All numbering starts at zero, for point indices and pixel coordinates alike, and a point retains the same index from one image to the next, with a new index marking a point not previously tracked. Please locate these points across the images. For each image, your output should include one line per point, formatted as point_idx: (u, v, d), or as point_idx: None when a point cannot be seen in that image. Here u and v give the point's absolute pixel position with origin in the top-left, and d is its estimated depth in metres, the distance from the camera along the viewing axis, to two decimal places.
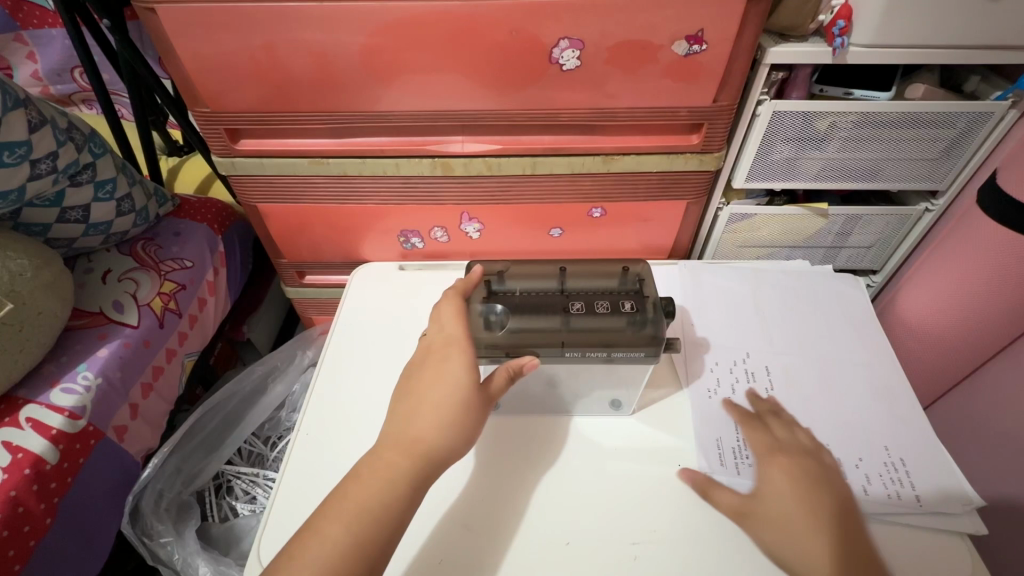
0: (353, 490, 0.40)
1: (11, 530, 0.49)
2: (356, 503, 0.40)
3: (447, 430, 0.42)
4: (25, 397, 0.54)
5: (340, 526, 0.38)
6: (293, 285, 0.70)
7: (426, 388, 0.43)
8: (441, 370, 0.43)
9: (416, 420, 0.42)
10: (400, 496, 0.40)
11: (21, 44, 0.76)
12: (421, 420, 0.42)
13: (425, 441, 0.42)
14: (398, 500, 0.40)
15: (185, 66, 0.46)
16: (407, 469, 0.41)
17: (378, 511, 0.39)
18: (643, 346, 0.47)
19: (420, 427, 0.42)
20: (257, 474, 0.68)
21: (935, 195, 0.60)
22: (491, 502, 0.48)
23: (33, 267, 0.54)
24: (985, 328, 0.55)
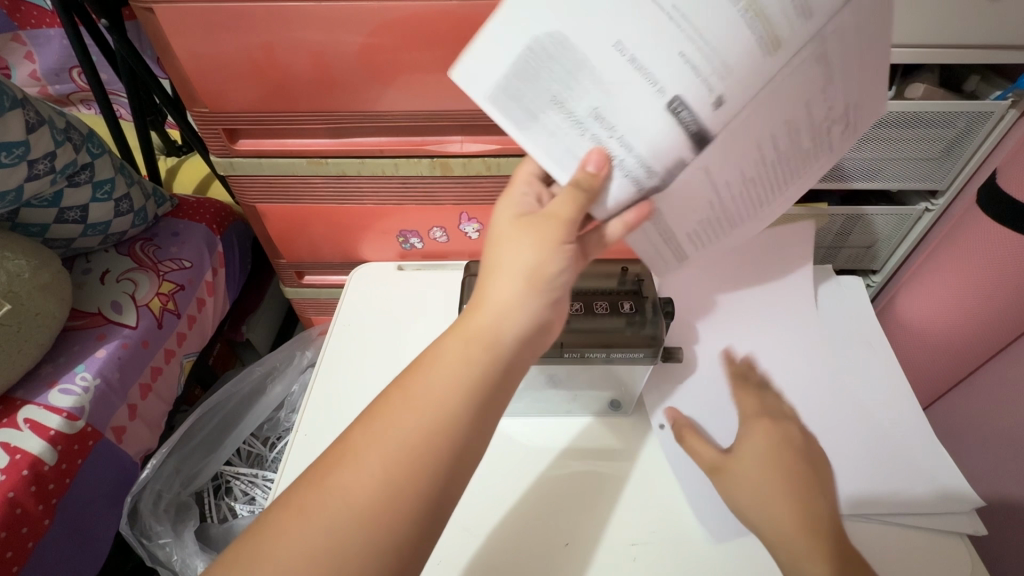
0: (413, 386, 0.34)
1: (10, 531, 0.50)
2: (421, 415, 0.32)
3: (525, 287, 0.35)
4: (23, 397, 0.55)
5: (407, 426, 0.32)
6: (293, 285, 0.70)
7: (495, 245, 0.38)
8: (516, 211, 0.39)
9: (492, 287, 0.36)
10: (471, 407, 0.33)
11: (20, 43, 0.75)
12: (497, 283, 0.36)
13: (497, 316, 0.35)
14: (472, 392, 0.33)
15: (183, 66, 0.46)
16: (480, 353, 0.34)
17: (451, 405, 0.33)
18: (563, 187, 0.35)
19: (493, 293, 0.35)
20: (256, 474, 0.68)
21: (935, 195, 0.59)
22: (488, 501, 0.48)
23: (30, 268, 0.54)
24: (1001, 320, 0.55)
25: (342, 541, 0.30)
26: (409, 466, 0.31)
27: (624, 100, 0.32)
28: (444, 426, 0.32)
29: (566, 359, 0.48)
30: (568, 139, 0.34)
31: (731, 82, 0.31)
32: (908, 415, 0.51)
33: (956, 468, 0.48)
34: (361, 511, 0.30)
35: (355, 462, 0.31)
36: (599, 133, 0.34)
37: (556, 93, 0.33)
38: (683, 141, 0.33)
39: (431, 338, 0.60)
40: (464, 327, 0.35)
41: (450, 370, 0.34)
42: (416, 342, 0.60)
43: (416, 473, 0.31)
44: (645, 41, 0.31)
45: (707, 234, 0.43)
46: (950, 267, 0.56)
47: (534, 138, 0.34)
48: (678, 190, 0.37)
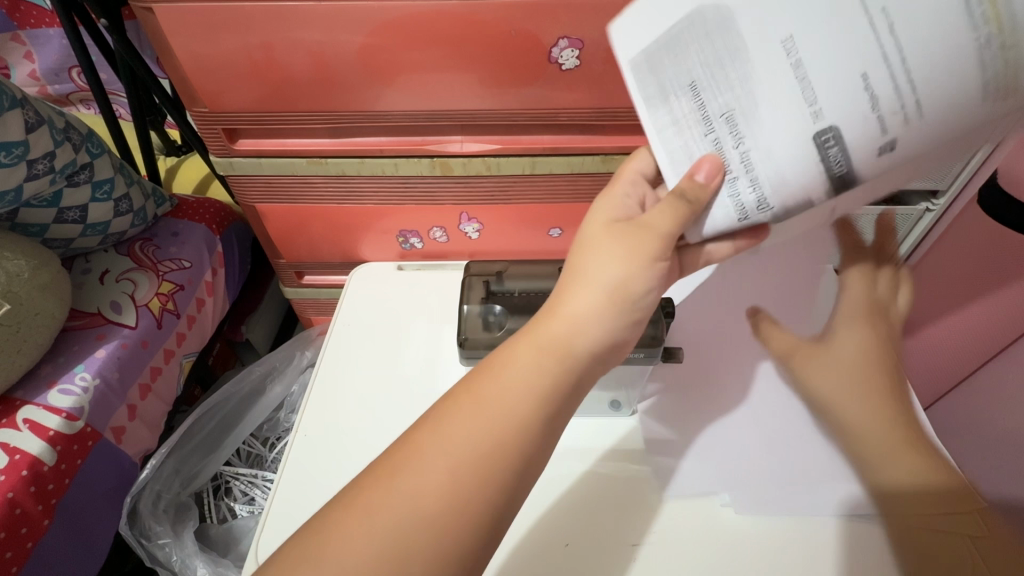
0: (484, 390, 0.33)
1: (10, 531, 0.50)
2: (494, 423, 0.32)
3: (604, 297, 0.35)
4: (23, 397, 0.54)
5: (477, 433, 0.32)
6: (293, 285, 0.70)
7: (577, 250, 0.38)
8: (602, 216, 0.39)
9: (573, 296, 0.36)
10: (540, 420, 0.33)
11: (19, 43, 0.75)
12: (578, 292, 0.35)
13: (577, 326, 0.35)
14: (547, 401, 0.34)
15: (182, 65, 0.46)
16: (558, 364, 0.34)
17: (524, 415, 0.33)
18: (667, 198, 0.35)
19: (574, 303, 0.35)
20: (255, 474, 0.68)
21: (937, 194, 0.55)
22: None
23: (30, 267, 0.54)
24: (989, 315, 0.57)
25: (409, 543, 0.29)
26: (485, 475, 0.31)
27: (766, 114, 0.30)
28: (520, 434, 0.32)
29: None
30: (688, 137, 0.33)
31: (911, 131, 0.28)
32: None
33: None
34: (429, 515, 0.30)
35: (425, 462, 0.31)
36: (725, 140, 0.32)
37: (696, 80, 0.31)
38: (819, 175, 0.30)
39: (430, 337, 0.60)
40: (540, 332, 0.35)
41: (527, 375, 0.34)
42: (416, 342, 0.60)
43: (489, 481, 0.31)
44: (828, 51, 0.27)
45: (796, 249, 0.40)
46: None
47: (654, 121, 0.33)
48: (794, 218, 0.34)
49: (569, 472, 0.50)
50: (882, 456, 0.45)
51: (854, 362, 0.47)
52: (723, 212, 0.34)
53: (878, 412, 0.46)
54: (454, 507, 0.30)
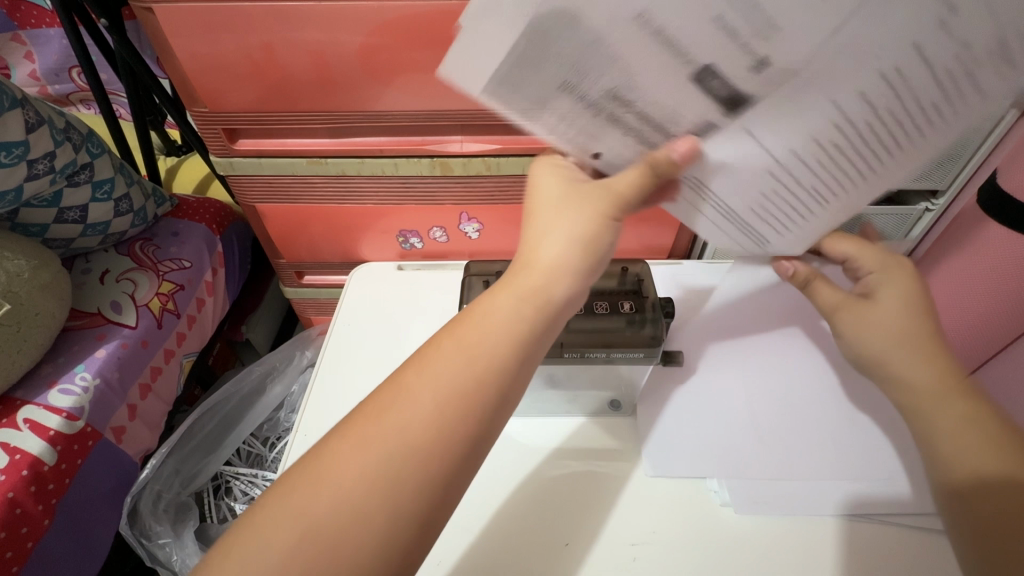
0: (465, 331, 0.32)
1: (10, 531, 0.50)
2: (473, 360, 0.31)
3: (574, 246, 0.34)
4: (23, 398, 0.54)
5: (456, 372, 0.30)
6: (293, 285, 0.70)
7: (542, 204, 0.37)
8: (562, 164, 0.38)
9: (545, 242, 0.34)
10: (517, 354, 0.32)
11: (20, 43, 0.75)
12: (549, 240, 0.34)
13: (547, 273, 0.33)
14: (524, 342, 0.32)
15: (181, 65, 0.46)
16: (534, 307, 0.33)
17: (501, 353, 0.31)
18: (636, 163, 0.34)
19: (546, 250, 0.34)
20: (255, 474, 0.67)
21: (935, 195, 0.59)
22: (489, 496, 0.48)
23: (30, 268, 0.54)
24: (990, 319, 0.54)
25: (388, 480, 0.28)
26: (463, 411, 0.30)
27: (643, 81, 0.30)
28: (492, 376, 0.31)
29: (566, 359, 0.48)
30: (587, 126, 0.34)
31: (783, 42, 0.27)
32: None
33: None
34: (411, 451, 0.28)
35: (403, 404, 0.30)
36: (618, 112, 0.33)
37: (563, 79, 0.31)
38: (707, 105, 0.31)
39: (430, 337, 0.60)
40: (515, 279, 0.34)
41: (501, 315, 0.32)
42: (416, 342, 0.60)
43: (467, 417, 0.30)
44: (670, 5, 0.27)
45: (767, 212, 0.37)
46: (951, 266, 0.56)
47: (546, 123, 0.34)
48: (717, 148, 0.33)
49: (567, 472, 0.50)
50: (934, 408, 0.38)
51: (901, 323, 0.40)
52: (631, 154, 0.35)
53: (920, 371, 0.39)
54: (427, 445, 0.29)
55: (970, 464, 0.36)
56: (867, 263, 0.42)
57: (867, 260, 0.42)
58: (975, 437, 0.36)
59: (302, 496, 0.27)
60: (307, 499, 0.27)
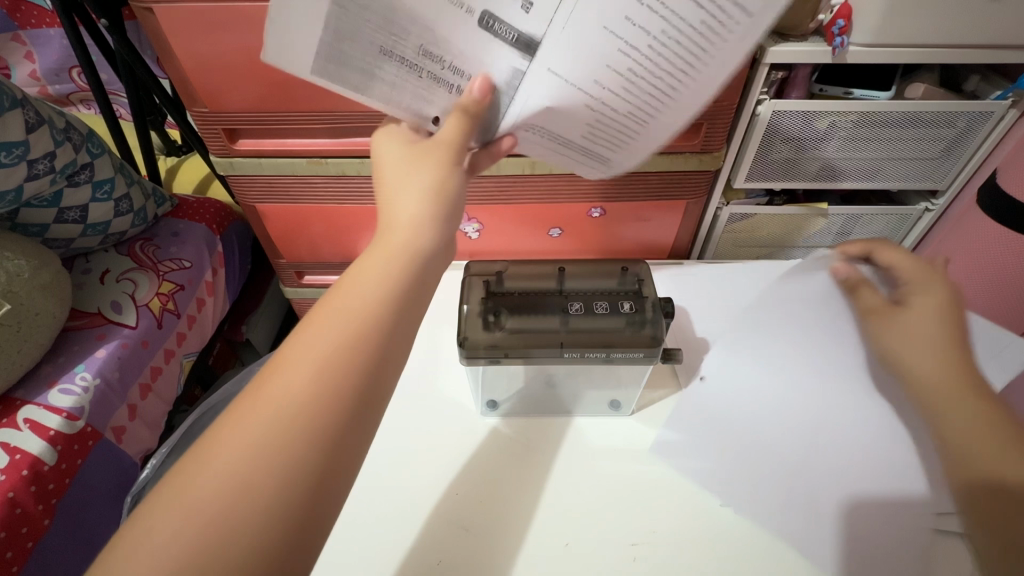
0: (338, 293, 0.32)
1: (10, 531, 0.49)
2: (346, 316, 0.30)
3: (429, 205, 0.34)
4: (23, 397, 0.54)
5: (330, 328, 0.30)
6: (293, 285, 0.70)
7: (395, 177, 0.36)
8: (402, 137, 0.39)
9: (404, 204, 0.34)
10: (394, 303, 0.32)
11: (20, 43, 0.75)
12: (406, 203, 0.34)
13: (409, 230, 0.34)
14: (397, 291, 0.32)
15: (181, 65, 0.46)
16: (403, 260, 0.33)
17: (373, 307, 0.31)
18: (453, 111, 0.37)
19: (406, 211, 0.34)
20: None
21: (935, 195, 0.60)
22: (485, 496, 0.48)
23: (30, 268, 0.54)
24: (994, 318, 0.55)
25: (272, 453, 0.27)
26: (337, 364, 0.29)
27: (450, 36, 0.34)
28: (374, 322, 0.31)
29: (566, 359, 0.47)
30: (417, 88, 0.37)
31: None
32: None
33: None
34: (287, 416, 0.27)
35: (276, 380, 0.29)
36: (436, 70, 0.36)
37: (382, 45, 0.34)
38: (510, 54, 0.34)
39: (430, 337, 0.61)
40: (384, 242, 0.33)
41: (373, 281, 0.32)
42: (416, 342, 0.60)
43: (344, 370, 0.29)
44: None
45: (600, 138, 0.40)
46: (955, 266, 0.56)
47: (378, 93, 0.36)
48: (531, 92, 0.36)
49: (567, 472, 0.50)
50: (949, 407, 0.38)
51: (927, 331, 0.41)
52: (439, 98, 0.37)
53: (931, 377, 0.40)
54: (312, 410, 0.28)
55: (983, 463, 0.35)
56: (905, 271, 0.45)
57: (907, 269, 0.44)
58: (992, 445, 0.35)
59: (183, 493, 0.26)
60: (192, 504, 0.25)
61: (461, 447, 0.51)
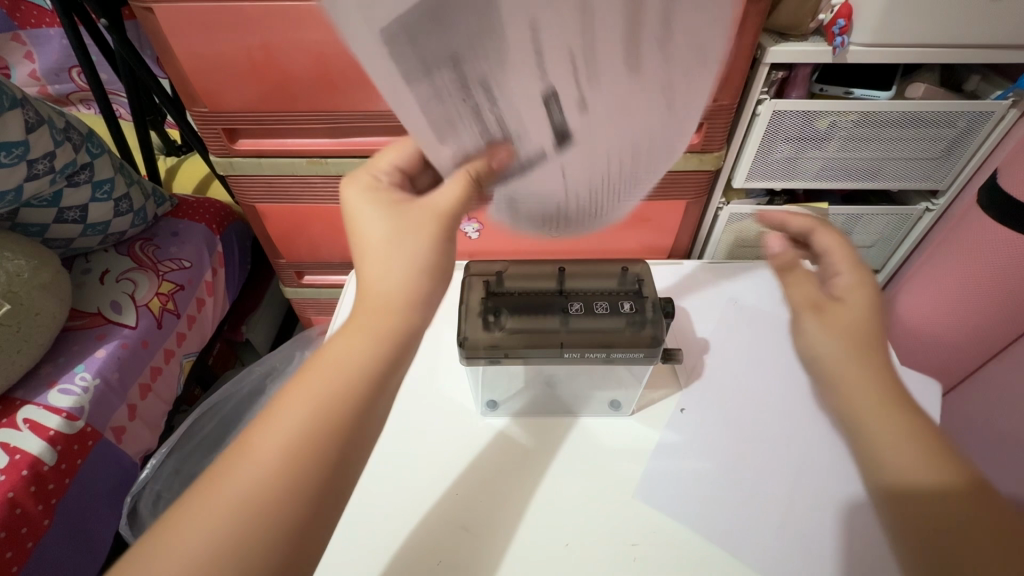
0: (311, 374, 0.29)
1: (10, 531, 0.49)
2: (314, 401, 0.28)
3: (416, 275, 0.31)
4: (23, 398, 0.54)
5: (298, 414, 0.28)
6: (293, 285, 0.70)
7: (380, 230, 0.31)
8: (378, 190, 0.33)
9: (388, 271, 0.30)
10: (369, 387, 0.29)
11: (20, 43, 0.75)
12: (390, 269, 0.30)
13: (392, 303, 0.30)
14: (372, 374, 0.29)
15: (181, 65, 0.46)
16: (381, 341, 0.30)
17: (346, 392, 0.29)
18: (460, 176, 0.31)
19: (388, 280, 0.30)
20: None
21: (935, 195, 0.60)
22: (467, 495, 0.48)
23: (30, 268, 0.54)
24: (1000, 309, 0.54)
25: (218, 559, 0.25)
26: (302, 456, 0.27)
27: (513, 87, 0.29)
28: (347, 409, 0.29)
29: (566, 359, 0.47)
30: (451, 111, 0.29)
31: (597, 87, 0.29)
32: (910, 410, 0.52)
33: None
34: (239, 516, 0.26)
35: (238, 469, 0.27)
36: (484, 106, 0.29)
37: (457, 53, 0.27)
38: (546, 130, 0.31)
39: (431, 338, 0.61)
40: (362, 315, 0.30)
41: (348, 363, 0.29)
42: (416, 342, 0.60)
43: (307, 460, 0.27)
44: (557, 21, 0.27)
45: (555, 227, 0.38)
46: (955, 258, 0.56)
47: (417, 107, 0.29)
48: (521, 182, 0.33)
49: (566, 471, 0.50)
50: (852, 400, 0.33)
51: (862, 326, 0.35)
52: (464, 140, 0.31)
53: (866, 386, 0.33)
54: (268, 512, 0.26)
55: (919, 478, 0.31)
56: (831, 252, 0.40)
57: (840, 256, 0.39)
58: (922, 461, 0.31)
59: None
60: None
61: (460, 447, 0.51)
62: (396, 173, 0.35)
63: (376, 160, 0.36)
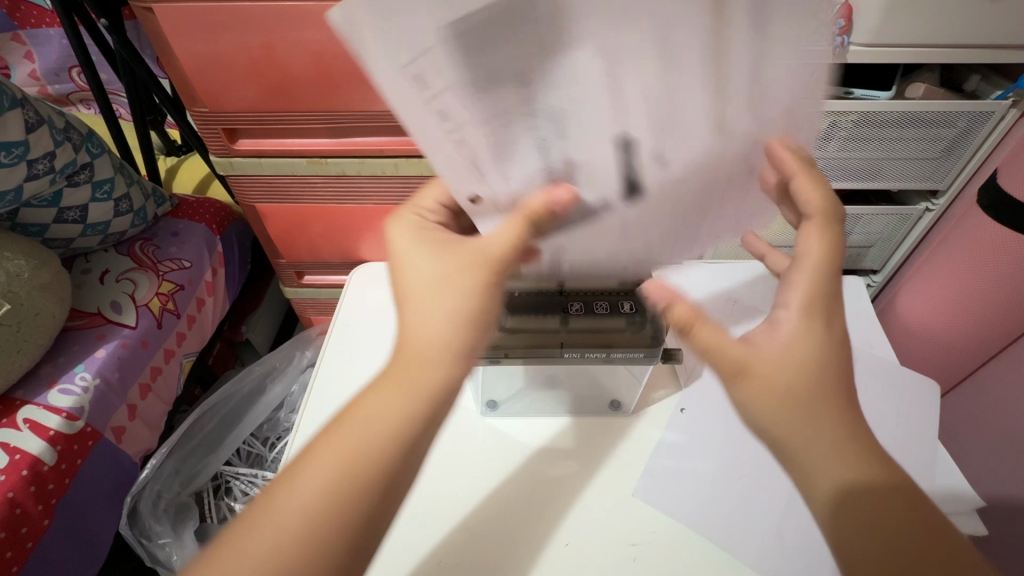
0: (343, 427, 0.30)
1: (10, 531, 0.49)
2: (345, 456, 0.29)
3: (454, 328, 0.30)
4: (23, 397, 0.54)
5: (328, 468, 0.29)
6: (293, 285, 0.70)
7: (416, 271, 0.32)
8: (423, 232, 0.34)
9: (427, 325, 0.30)
10: (400, 445, 0.30)
11: (20, 43, 0.75)
12: (429, 323, 0.30)
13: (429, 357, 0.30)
14: (403, 431, 0.30)
15: (182, 65, 0.46)
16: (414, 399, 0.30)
17: (376, 447, 0.29)
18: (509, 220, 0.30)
19: (427, 333, 0.30)
20: (256, 475, 0.66)
21: (935, 195, 0.60)
22: (501, 501, 0.48)
23: (30, 268, 0.54)
24: (1001, 308, 0.53)
25: None
26: (328, 513, 0.28)
27: (583, 122, 0.26)
28: (376, 466, 0.29)
29: (567, 358, 0.49)
30: (512, 141, 0.27)
31: (675, 132, 0.26)
32: (909, 410, 0.52)
33: (957, 468, 0.49)
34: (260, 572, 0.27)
35: (272, 519, 0.28)
36: (549, 139, 0.27)
37: (526, 74, 0.25)
38: (613, 177, 0.28)
39: None
40: (400, 368, 0.31)
41: (390, 412, 0.30)
42: None
43: (335, 516, 0.28)
44: (642, 58, 0.24)
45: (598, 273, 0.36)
46: (960, 253, 0.56)
47: (479, 133, 0.26)
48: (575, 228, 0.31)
49: (564, 471, 0.50)
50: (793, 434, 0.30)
51: (794, 359, 0.31)
52: (522, 173, 0.29)
53: (809, 426, 0.30)
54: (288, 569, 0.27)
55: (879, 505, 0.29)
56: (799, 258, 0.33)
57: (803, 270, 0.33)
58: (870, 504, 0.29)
59: None
60: None
61: (459, 448, 0.51)
62: (441, 211, 0.37)
63: (419, 197, 0.37)
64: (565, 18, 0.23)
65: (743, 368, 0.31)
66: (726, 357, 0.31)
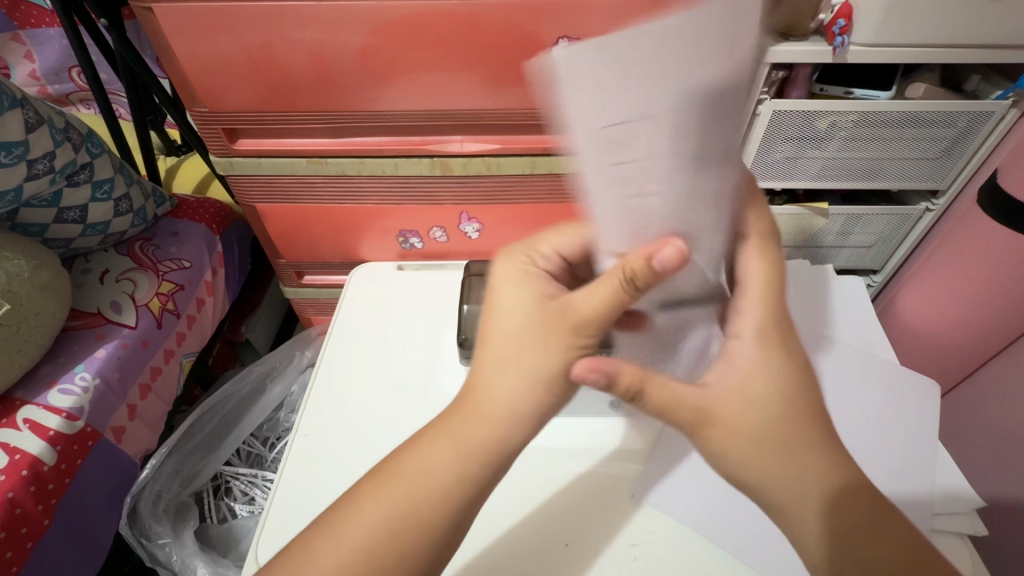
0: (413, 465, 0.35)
1: (9, 531, 0.49)
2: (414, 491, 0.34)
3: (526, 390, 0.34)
4: (23, 398, 0.54)
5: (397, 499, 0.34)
6: (293, 285, 0.70)
7: (496, 324, 0.36)
8: (526, 278, 0.37)
9: (501, 384, 0.35)
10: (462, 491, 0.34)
11: (19, 43, 0.75)
12: (503, 384, 0.35)
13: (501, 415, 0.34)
14: (465, 477, 0.34)
15: (182, 65, 0.46)
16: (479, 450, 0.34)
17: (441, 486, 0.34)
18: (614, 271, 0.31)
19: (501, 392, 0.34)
20: (256, 474, 0.68)
21: (935, 195, 0.60)
22: (530, 511, 0.47)
23: (29, 268, 0.54)
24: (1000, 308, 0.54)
25: None
26: (394, 541, 0.33)
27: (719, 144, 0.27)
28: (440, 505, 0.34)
29: None
30: (657, 175, 0.26)
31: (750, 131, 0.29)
32: (910, 411, 0.51)
33: (957, 469, 0.49)
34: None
35: (341, 542, 0.33)
36: (690, 169, 0.27)
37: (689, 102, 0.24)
38: (723, 186, 0.29)
39: (431, 337, 0.60)
40: (473, 418, 0.35)
41: (457, 462, 0.34)
42: (416, 343, 0.60)
43: (400, 544, 0.33)
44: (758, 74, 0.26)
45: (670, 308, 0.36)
46: (959, 255, 0.56)
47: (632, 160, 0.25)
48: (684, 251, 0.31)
49: (564, 472, 0.50)
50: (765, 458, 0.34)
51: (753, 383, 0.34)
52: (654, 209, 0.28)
53: (782, 439, 0.34)
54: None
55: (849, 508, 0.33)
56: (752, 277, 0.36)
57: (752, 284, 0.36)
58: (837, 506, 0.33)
59: None
60: None
61: None
62: (555, 259, 0.39)
63: (540, 240, 0.40)
64: (729, 43, 0.24)
65: (704, 415, 0.33)
66: (685, 407, 0.33)
